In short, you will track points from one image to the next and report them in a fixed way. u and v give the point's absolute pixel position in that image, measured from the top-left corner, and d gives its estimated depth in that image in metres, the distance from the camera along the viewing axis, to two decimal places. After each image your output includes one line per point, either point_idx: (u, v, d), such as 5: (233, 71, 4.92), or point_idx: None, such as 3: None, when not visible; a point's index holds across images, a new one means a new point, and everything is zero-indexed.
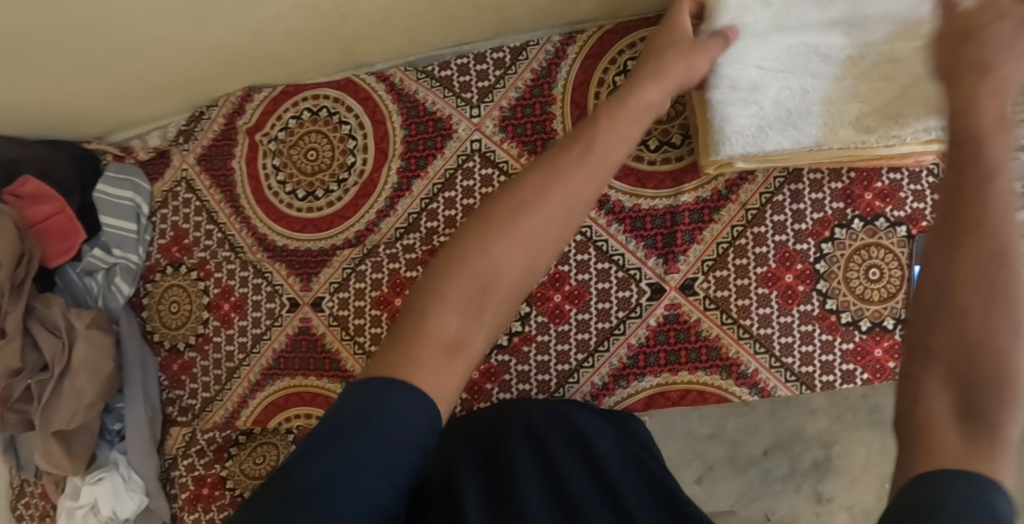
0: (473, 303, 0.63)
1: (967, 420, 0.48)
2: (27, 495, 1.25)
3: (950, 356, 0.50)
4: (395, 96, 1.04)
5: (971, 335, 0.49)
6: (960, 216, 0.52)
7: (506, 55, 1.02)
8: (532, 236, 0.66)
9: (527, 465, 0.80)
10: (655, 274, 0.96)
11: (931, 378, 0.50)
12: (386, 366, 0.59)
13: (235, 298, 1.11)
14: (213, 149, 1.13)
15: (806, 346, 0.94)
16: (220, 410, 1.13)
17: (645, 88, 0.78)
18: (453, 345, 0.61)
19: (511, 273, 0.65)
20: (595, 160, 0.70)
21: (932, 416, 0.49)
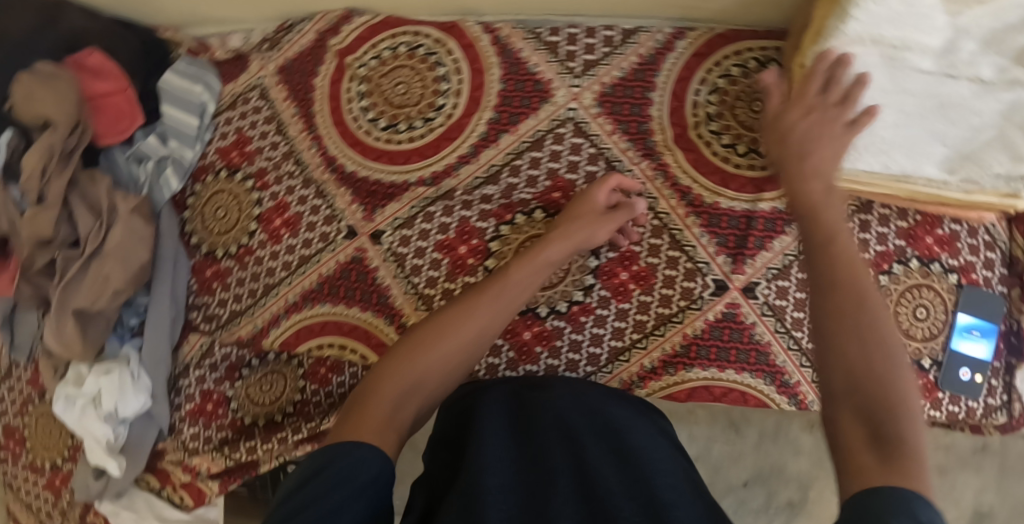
0: (399, 407, 0.72)
1: (871, 436, 0.56)
2: (12, 379, 1.23)
3: (850, 427, 0.58)
4: (499, 50, 1.05)
5: (866, 391, 0.59)
6: (820, 300, 0.65)
7: (616, 35, 1.03)
8: (460, 342, 0.80)
9: (558, 452, 0.76)
10: (722, 271, 0.98)
11: (853, 450, 0.57)
12: (344, 432, 0.68)
13: (287, 215, 1.09)
14: (296, 63, 1.12)
15: None
16: (249, 325, 1.10)
17: (551, 245, 0.91)
18: (387, 426, 0.70)
19: (436, 377, 0.77)
20: (507, 298, 0.86)
21: (859, 465, 0.55)
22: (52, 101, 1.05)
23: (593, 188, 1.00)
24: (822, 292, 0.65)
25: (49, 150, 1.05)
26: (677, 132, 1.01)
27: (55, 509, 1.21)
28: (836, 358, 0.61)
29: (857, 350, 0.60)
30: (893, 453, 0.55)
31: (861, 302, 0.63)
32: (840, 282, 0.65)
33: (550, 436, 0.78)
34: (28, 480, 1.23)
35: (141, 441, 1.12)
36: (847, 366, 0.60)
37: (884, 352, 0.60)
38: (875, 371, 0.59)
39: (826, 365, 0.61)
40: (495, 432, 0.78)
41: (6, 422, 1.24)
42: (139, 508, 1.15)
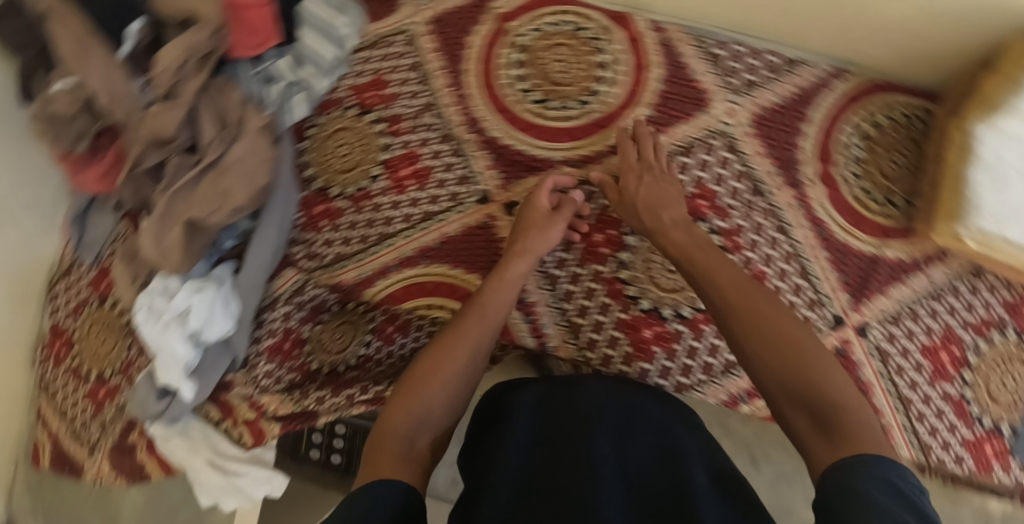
0: (413, 438, 0.78)
1: (819, 425, 0.73)
2: (70, 278, 1.21)
3: (815, 411, 0.74)
4: (664, 51, 1.05)
5: (790, 386, 0.76)
6: (743, 340, 0.80)
7: (779, 61, 1.05)
8: (466, 356, 0.85)
9: (602, 445, 0.80)
10: (840, 307, 1.02)
11: (808, 433, 0.74)
12: (368, 475, 0.73)
13: (417, 167, 1.06)
14: (452, 17, 1.10)
15: (938, 421, 1.02)
16: (353, 271, 1.06)
17: (514, 263, 0.93)
18: (407, 457, 0.76)
19: (442, 405, 0.82)
20: (492, 317, 0.90)
21: (814, 445, 0.72)
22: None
23: (735, 204, 1.02)
24: (759, 338, 0.79)
25: (190, 49, 1.01)
26: (821, 167, 1.03)
27: (94, 421, 1.17)
28: (761, 368, 0.78)
29: (769, 361, 0.78)
30: (844, 438, 0.70)
31: (771, 334, 0.79)
32: (745, 319, 0.81)
33: (589, 437, 0.81)
34: (69, 386, 1.19)
35: (212, 368, 1.07)
36: (787, 382, 0.77)
37: (816, 354, 0.78)
38: (807, 373, 0.76)
39: (773, 385, 0.77)
40: (527, 439, 0.82)
41: (57, 322, 1.20)
42: (192, 437, 1.10)
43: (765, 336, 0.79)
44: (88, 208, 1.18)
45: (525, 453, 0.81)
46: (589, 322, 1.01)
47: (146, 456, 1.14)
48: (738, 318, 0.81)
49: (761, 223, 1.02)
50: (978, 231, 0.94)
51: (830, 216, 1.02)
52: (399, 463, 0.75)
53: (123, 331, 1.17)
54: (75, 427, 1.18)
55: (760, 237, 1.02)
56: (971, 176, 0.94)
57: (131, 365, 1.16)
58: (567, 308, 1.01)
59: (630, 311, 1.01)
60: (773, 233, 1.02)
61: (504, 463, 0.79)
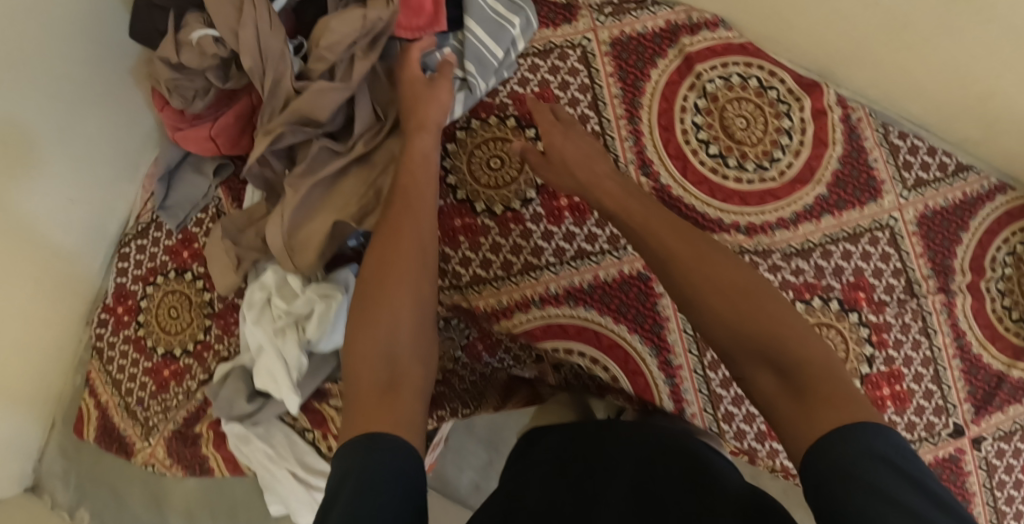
0: (393, 381, 0.72)
1: (788, 386, 0.69)
2: (144, 239, 1.07)
3: (766, 381, 0.71)
4: (846, 130, 1.02)
5: (757, 343, 0.72)
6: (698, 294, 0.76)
7: (950, 163, 1.04)
8: (413, 290, 0.79)
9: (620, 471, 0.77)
10: (962, 417, 1.03)
11: (777, 396, 0.69)
12: (360, 426, 0.67)
13: (577, 199, 0.99)
14: (634, 42, 1.03)
15: None
16: (492, 299, 0.98)
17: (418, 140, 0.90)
18: (392, 391, 0.71)
19: (408, 333, 0.77)
20: (417, 216, 0.85)
21: (784, 409, 0.68)
22: None
23: (890, 299, 1.01)
24: (713, 290, 0.75)
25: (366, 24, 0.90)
26: (972, 277, 1.03)
27: (154, 401, 1.05)
28: (722, 336, 0.74)
29: (740, 318, 0.73)
30: (818, 400, 0.66)
31: (712, 275, 0.76)
32: (686, 270, 0.78)
33: (610, 466, 0.78)
34: (127, 357, 1.06)
35: (312, 376, 0.96)
36: (755, 334, 0.72)
37: (768, 310, 0.74)
38: (770, 323, 0.73)
39: (725, 342, 0.74)
40: (544, 482, 0.78)
41: (123, 283, 1.07)
42: (275, 443, 1.00)
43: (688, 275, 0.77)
44: (181, 165, 1.06)
45: (541, 489, 0.77)
46: (730, 395, 0.98)
47: (212, 451, 1.03)
48: (690, 271, 0.77)
49: (909, 323, 1.01)
50: None
51: (971, 328, 1.03)
52: (383, 402, 0.70)
53: (204, 308, 1.05)
54: (130, 402, 1.06)
55: (905, 337, 1.01)
56: None
57: (207, 348, 1.04)
58: (711, 377, 0.98)
59: None
60: (918, 334, 1.02)
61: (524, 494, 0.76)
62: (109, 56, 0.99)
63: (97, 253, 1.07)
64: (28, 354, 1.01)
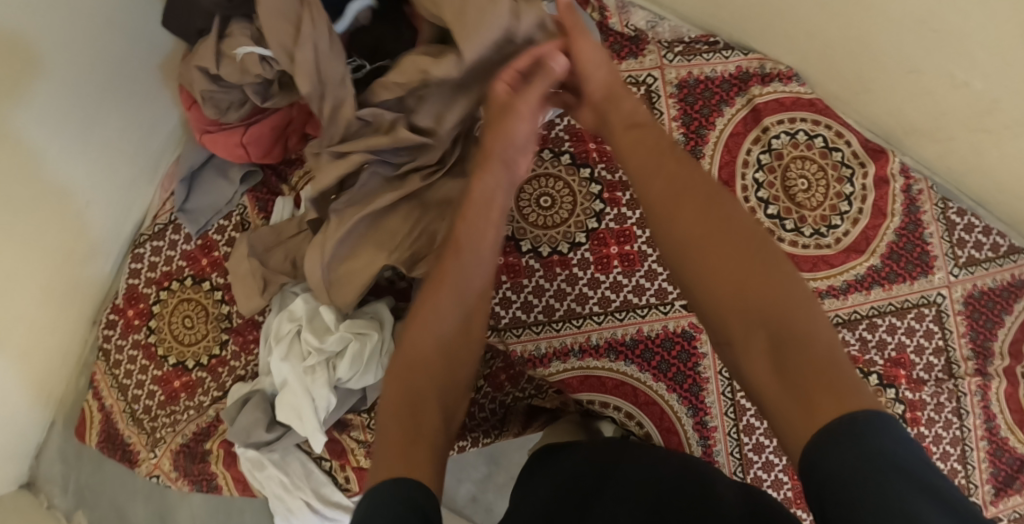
0: (418, 429, 0.67)
1: (780, 363, 0.60)
2: (162, 242, 1.00)
3: (757, 364, 0.62)
4: (905, 202, 1.00)
5: (756, 324, 0.62)
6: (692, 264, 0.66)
7: (1004, 245, 1.01)
8: (465, 350, 0.74)
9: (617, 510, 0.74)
10: (982, 498, 1.03)
11: (770, 380, 0.60)
12: (387, 469, 0.61)
13: (628, 248, 0.96)
14: (700, 85, 1.00)
15: None
16: (530, 345, 0.95)
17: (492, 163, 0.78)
18: (417, 441, 0.65)
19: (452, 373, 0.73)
20: (471, 239, 0.77)
21: (775, 397, 0.59)
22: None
23: (928, 378, 1.00)
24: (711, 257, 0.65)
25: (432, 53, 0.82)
26: (1011, 361, 1.01)
27: (163, 412, 1.00)
28: (712, 306, 0.65)
29: (742, 284, 0.63)
30: (815, 386, 0.57)
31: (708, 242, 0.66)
32: (681, 222, 0.67)
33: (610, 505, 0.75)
34: (136, 363, 1.00)
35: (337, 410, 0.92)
36: (750, 307, 0.63)
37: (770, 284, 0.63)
38: (774, 291, 0.63)
39: (718, 319, 0.65)
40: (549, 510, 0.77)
41: (135, 285, 1.00)
42: (291, 472, 0.96)
43: (683, 230, 0.67)
44: (204, 165, 0.98)
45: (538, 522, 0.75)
46: (761, 461, 0.96)
47: (222, 470, 0.98)
48: (683, 240, 0.67)
49: (943, 402, 1.00)
50: None
51: (1002, 411, 1.02)
52: (405, 450, 0.64)
53: (222, 319, 0.99)
54: (136, 410, 1.00)
55: (938, 415, 1.01)
56: None
57: (221, 364, 0.99)
58: (744, 442, 0.97)
59: None
60: (950, 413, 1.01)
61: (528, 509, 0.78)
62: (138, 49, 0.90)
63: (111, 253, 1.00)
64: (32, 357, 0.95)
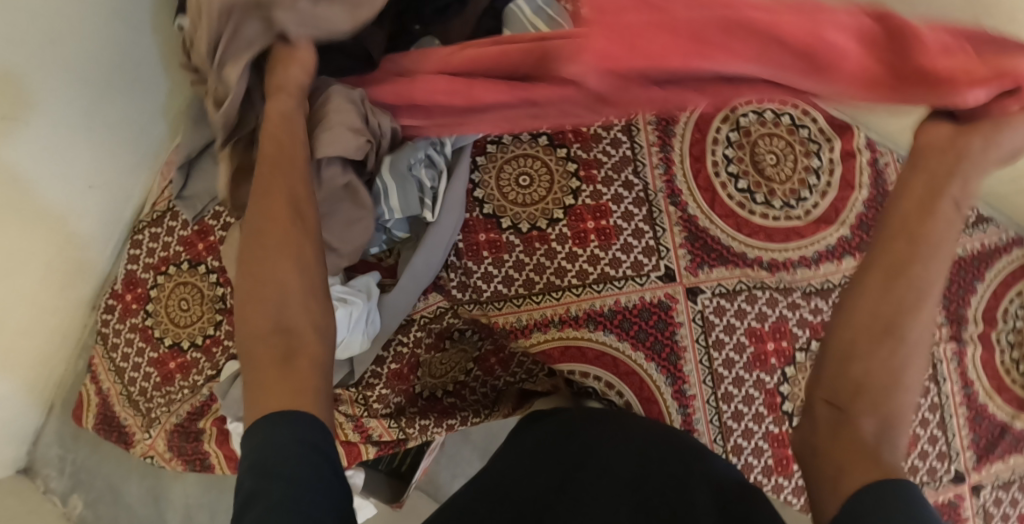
0: (293, 354, 0.67)
1: (874, 417, 0.60)
2: (162, 229, 1.04)
3: (851, 384, 0.61)
4: None
5: (859, 390, 0.61)
6: (862, 298, 0.63)
7: (972, 215, 1.04)
8: (297, 250, 0.72)
9: (617, 482, 0.77)
10: (964, 464, 1.04)
11: (860, 413, 0.60)
12: (267, 406, 0.63)
13: (604, 223, 0.99)
14: None
15: None
16: (511, 317, 0.99)
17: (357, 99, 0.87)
18: (293, 360, 0.66)
19: (302, 275, 0.72)
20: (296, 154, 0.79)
21: (855, 429, 0.60)
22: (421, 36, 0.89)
23: None
24: (880, 312, 0.62)
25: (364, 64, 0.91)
26: (985, 327, 1.04)
27: (159, 392, 1.02)
28: (841, 327, 0.64)
29: (907, 331, 0.62)
30: (878, 455, 0.58)
31: (886, 304, 0.62)
32: (904, 276, 0.63)
33: (609, 466, 0.79)
34: (134, 346, 1.03)
35: None
36: (862, 364, 0.61)
37: (896, 358, 0.61)
38: (910, 353, 0.62)
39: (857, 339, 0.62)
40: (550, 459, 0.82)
41: (133, 271, 1.04)
42: None
43: (899, 268, 0.63)
44: None
45: (539, 474, 0.81)
46: (740, 428, 0.99)
47: (214, 448, 1.02)
48: (881, 281, 0.63)
49: None
50: None
51: (979, 377, 1.04)
52: (281, 377, 0.65)
53: (216, 300, 1.02)
54: (132, 392, 1.03)
55: None
56: None
57: (216, 343, 1.01)
58: (723, 410, 0.99)
59: (782, 426, 0.99)
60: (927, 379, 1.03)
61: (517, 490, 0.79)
62: (139, 46, 0.95)
63: (114, 239, 1.05)
64: (33, 338, 0.99)
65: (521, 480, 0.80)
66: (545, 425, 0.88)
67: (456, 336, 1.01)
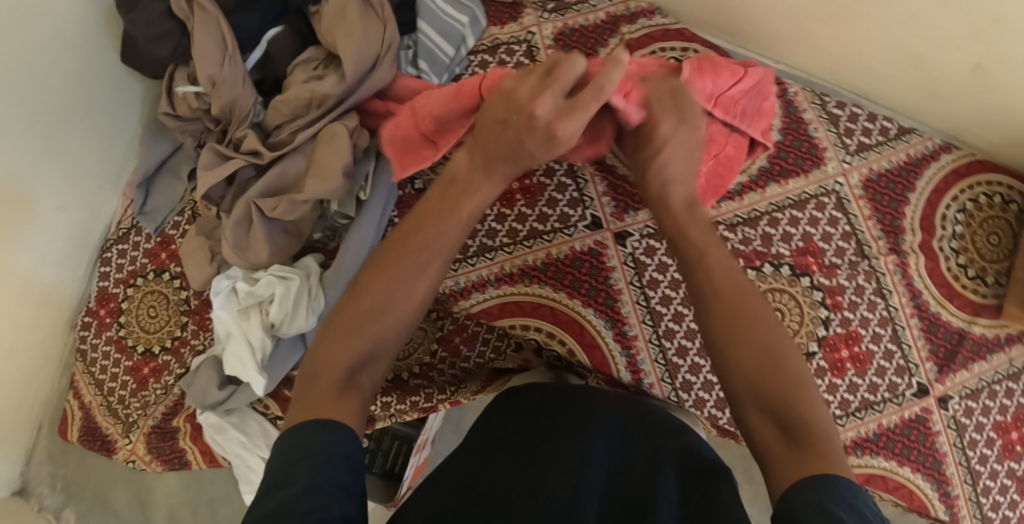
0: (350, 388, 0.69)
1: (785, 431, 0.64)
2: (127, 244, 1.10)
3: (762, 402, 0.66)
4: (783, 104, 1.06)
5: (758, 390, 0.66)
6: (718, 332, 0.70)
7: (892, 128, 1.06)
8: (399, 313, 0.73)
9: (595, 453, 0.78)
10: (926, 377, 1.03)
11: (773, 429, 0.65)
12: (307, 414, 0.65)
13: (529, 182, 1.02)
14: (577, 34, 1.10)
15: (990, 481, 1.03)
16: (449, 280, 1.02)
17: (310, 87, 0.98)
18: (347, 389, 0.69)
19: (393, 336, 0.74)
20: (435, 249, 0.77)
21: (772, 447, 0.64)
22: (352, 40, 0.97)
23: (841, 262, 1.03)
24: (734, 327, 0.69)
25: (313, 66, 1.01)
26: (924, 237, 1.04)
27: (135, 397, 1.08)
28: (732, 362, 0.68)
29: (771, 341, 0.68)
30: (810, 456, 0.62)
31: (738, 319, 0.69)
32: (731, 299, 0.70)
33: (581, 441, 0.79)
34: (110, 358, 1.09)
35: (281, 362, 1.00)
36: (756, 385, 0.67)
37: (764, 341, 0.68)
38: (789, 365, 0.67)
39: (735, 361, 0.68)
40: (519, 439, 0.80)
41: (104, 287, 1.09)
42: (249, 432, 1.03)
43: (738, 304, 0.70)
44: (157, 172, 1.08)
45: (512, 435, 0.81)
46: (687, 364, 0.99)
47: (189, 444, 1.07)
48: (720, 316, 0.70)
49: (863, 284, 1.03)
50: None
51: (927, 287, 1.04)
52: (335, 405, 0.67)
53: (179, 305, 1.07)
54: (112, 402, 1.09)
55: (860, 298, 1.03)
56: None
57: (184, 344, 1.07)
58: (667, 347, 0.99)
59: None
60: (872, 295, 1.03)
61: (498, 455, 0.79)
62: None
63: (81, 259, 1.09)
64: (14, 361, 1.04)
65: (502, 459, 0.78)
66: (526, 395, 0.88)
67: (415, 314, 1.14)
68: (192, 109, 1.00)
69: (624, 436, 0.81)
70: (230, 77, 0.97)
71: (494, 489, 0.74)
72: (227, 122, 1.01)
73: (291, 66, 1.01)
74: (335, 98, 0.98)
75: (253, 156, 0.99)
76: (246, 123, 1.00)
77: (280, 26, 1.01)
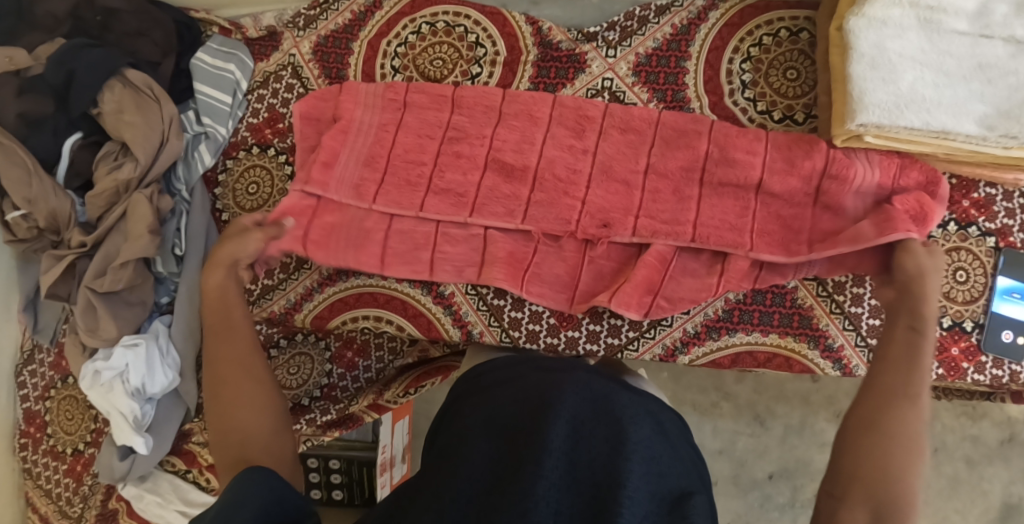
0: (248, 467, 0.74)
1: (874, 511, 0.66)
2: (35, 363, 1.23)
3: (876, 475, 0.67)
4: (538, 39, 1.08)
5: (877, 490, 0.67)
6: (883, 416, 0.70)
7: (650, 13, 1.06)
8: (253, 391, 0.79)
9: (556, 440, 0.68)
10: None
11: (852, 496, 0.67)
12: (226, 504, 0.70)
13: None
14: (330, 40, 1.13)
15: (873, 320, 0.96)
16: (280, 300, 1.09)
17: (111, 177, 1.06)
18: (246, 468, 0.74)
19: (254, 414, 0.78)
20: (231, 315, 0.85)
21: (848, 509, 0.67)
22: (132, 127, 1.06)
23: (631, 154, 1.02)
24: (888, 368, 0.73)
25: (110, 156, 1.09)
26: (713, 99, 1.02)
27: (76, 495, 1.18)
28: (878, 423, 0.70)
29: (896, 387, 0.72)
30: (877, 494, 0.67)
31: (904, 353, 0.74)
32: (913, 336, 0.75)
33: (542, 427, 0.69)
34: (49, 467, 1.20)
35: (167, 419, 1.10)
36: (874, 458, 0.68)
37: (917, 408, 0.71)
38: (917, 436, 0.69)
39: (866, 416, 0.71)
40: (482, 433, 0.73)
41: (28, 407, 1.23)
42: (162, 491, 1.11)
43: (902, 345, 0.75)
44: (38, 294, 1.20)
45: (484, 442, 0.71)
46: (507, 302, 1.02)
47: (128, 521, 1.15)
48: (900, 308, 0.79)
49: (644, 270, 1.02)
50: (868, 125, 0.90)
51: None
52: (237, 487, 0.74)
53: (87, 403, 1.18)
54: (60, 505, 1.19)
55: None
56: (861, 89, 0.90)
57: (100, 434, 1.17)
58: (485, 293, 1.03)
59: None
60: None
61: (470, 454, 0.70)
62: None
63: None
64: None
65: (458, 450, 0.71)
66: (502, 375, 0.83)
67: (282, 343, 1.25)
68: (28, 230, 1.10)
69: (609, 426, 0.71)
70: (40, 191, 1.06)
71: (483, 498, 0.66)
72: (58, 230, 1.10)
73: (94, 165, 1.10)
74: (137, 179, 1.07)
75: (82, 247, 1.08)
76: (72, 224, 1.09)
77: (74, 134, 1.09)
